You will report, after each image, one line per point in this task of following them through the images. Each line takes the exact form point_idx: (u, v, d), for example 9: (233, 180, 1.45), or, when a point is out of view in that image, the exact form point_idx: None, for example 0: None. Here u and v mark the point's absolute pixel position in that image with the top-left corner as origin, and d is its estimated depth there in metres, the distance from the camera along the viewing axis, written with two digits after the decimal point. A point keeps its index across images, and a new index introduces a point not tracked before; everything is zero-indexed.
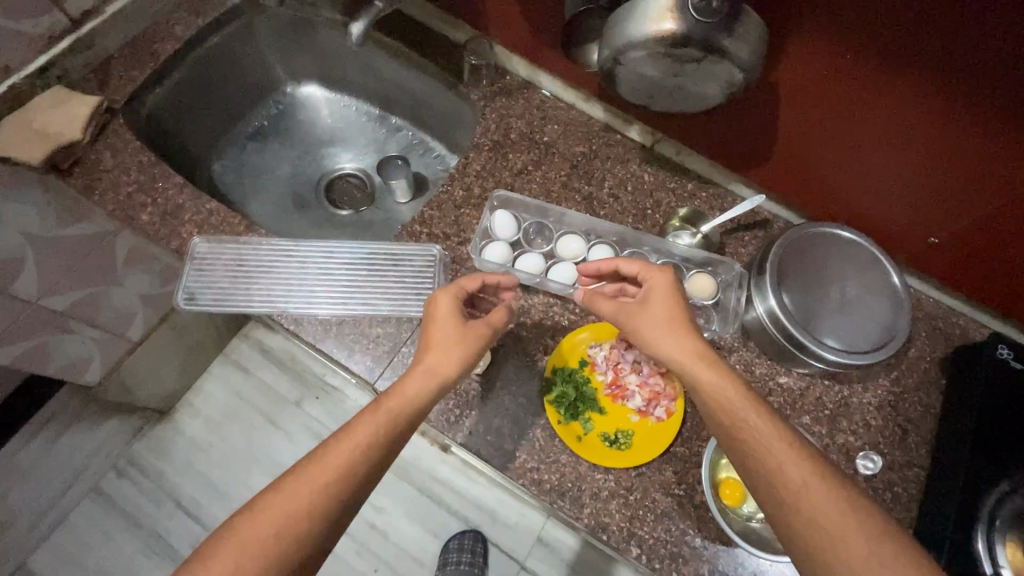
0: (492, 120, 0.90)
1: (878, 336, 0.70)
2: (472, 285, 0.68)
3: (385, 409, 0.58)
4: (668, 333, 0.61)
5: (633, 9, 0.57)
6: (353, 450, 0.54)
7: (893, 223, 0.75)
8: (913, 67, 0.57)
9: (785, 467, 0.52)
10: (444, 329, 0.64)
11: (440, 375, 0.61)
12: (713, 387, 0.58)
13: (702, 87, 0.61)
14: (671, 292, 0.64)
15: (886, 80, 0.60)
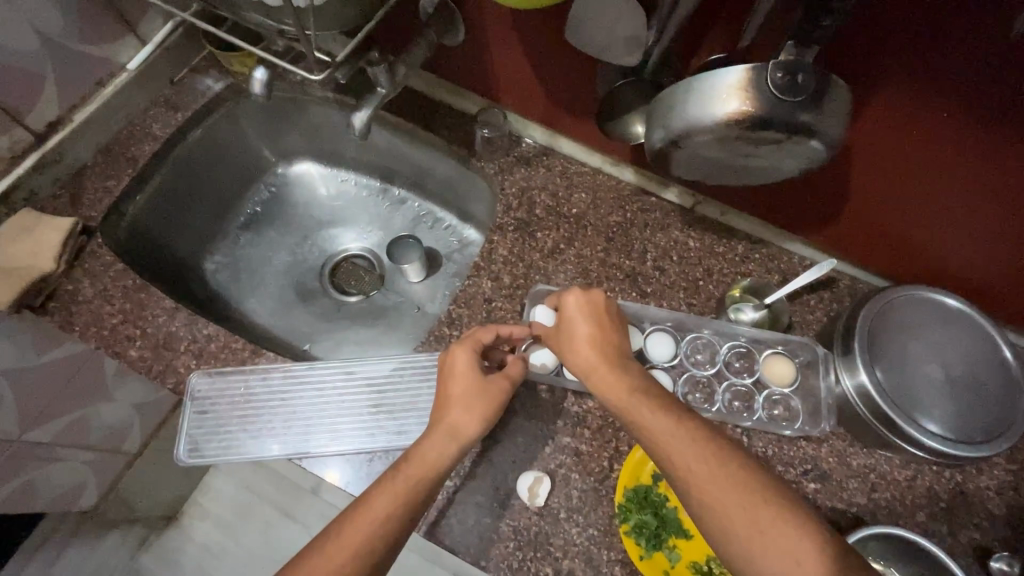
0: (513, 195, 0.82)
1: (991, 420, 0.61)
2: (485, 336, 0.62)
3: (405, 476, 0.52)
4: (586, 355, 0.57)
5: (696, 84, 0.48)
6: (373, 523, 0.48)
7: (990, 281, 0.66)
8: (1006, 122, 0.49)
9: (709, 487, 0.46)
10: (457, 382, 0.58)
11: (461, 436, 0.55)
12: (625, 405, 0.53)
13: (777, 163, 0.52)
14: (601, 315, 0.59)
15: (967, 135, 0.52)
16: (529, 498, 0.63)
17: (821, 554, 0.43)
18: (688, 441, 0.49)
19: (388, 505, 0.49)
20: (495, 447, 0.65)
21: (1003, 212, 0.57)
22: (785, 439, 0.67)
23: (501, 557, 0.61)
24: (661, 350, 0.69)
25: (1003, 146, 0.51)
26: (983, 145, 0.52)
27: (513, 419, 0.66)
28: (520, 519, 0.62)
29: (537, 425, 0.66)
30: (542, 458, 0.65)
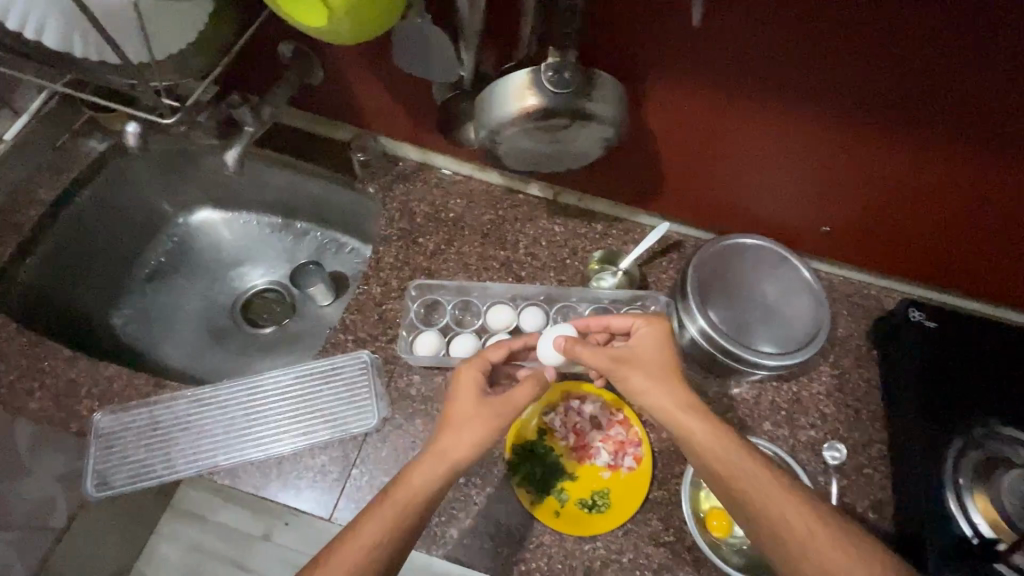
0: (395, 208, 0.90)
1: (805, 332, 0.74)
2: (496, 355, 0.67)
3: (394, 501, 0.56)
4: (662, 386, 0.61)
5: (493, 91, 0.58)
6: (357, 551, 0.54)
7: (790, 222, 0.80)
8: (767, 86, 0.62)
9: (770, 506, 0.56)
10: (465, 398, 0.62)
11: (450, 458, 0.58)
12: (690, 429, 0.59)
13: (581, 146, 0.63)
14: (661, 346, 0.64)
15: (742, 100, 0.65)
16: None
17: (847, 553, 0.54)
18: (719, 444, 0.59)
19: (377, 532, 0.55)
20: (396, 431, 0.72)
21: (793, 158, 0.70)
22: None
23: None
24: (533, 319, 0.78)
25: (771, 105, 0.64)
26: (765, 104, 0.64)
27: (410, 404, 0.73)
28: None
29: (434, 406, 0.73)
30: (439, 434, 0.72)
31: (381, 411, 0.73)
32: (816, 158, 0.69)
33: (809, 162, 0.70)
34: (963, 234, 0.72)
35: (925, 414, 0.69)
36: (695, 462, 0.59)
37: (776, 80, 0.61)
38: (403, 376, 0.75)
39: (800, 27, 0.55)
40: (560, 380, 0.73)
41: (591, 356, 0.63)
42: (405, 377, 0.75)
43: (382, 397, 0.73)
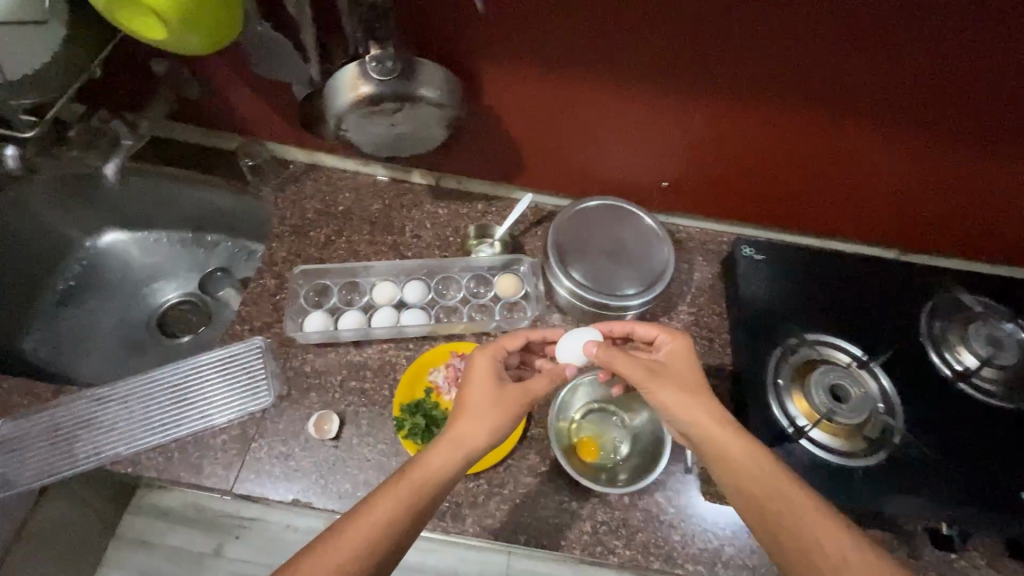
0: (287, 207, 0.96)
1: (656, 273, 0.83)
2: (514, 343, 0.73)
3: (410, 483, 0.58)
4: (696, 398, 0.64)
5: (331, 84, 0.66)
6: (370, 526, 0.55)
7: (636, 181, 0.90)
8: (581, 63, 0.71)
9: (792, 508, 0.56)
10: (478, 388, 0.66)
11: (467, 445, 0.62)
12: (717, 438, 0.61)
13: (424, 127, 0.72)
14: (682, 361, 0.68)
15: (563, 78, 0.73)
16: (320, 433, 0.75)
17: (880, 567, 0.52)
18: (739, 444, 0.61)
19: (389, 511, 0.56)
20: (293, 405, 0.78)
21: (629, 126, 0.80)
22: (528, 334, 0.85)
23: (307, 490, 0.72)
24: (414, 292, 0.86)
25: (589, 79, 0.73)
26: (592, 82, 0.73)
27: (306, 380, 0.80)
28: (319, 454, 0.74)
29: (327, 379, 0.80)
30: (333, 402, 0.78)
31: (277, 389, 0.79)
32: (647, 125, 0.79)
33: (642, 129, 0.80)
34: (778, 178, 0.85)
35: (747, 332, 0.80)
36: (712, 457, 0.61)
37: (595, 60, 0.70)
38: (298, 355, 0.81)
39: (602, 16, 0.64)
40: (444, 342, 0.83)
41: (620, 364, 0.67)
42: (300, 357, 0.81)
43: (277, 376, 0.80)
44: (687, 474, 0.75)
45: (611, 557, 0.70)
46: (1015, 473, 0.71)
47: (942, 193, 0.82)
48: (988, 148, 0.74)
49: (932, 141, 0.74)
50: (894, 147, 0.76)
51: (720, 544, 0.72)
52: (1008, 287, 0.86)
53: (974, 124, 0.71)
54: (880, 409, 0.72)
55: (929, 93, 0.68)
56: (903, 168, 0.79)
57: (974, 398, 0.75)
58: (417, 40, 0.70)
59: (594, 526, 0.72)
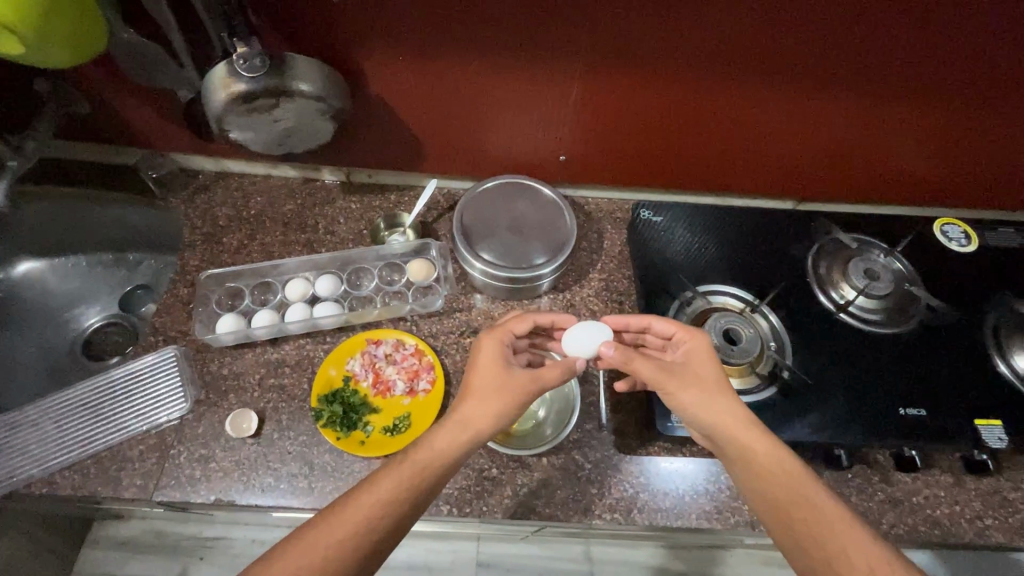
0: (198, 216, 0.95)
1: (561, 242, 0.86)
2: (519, 326, 0.73)
3: (413, 462, 0.59)
4: (722, 393, 0.63)
5: (206, 84, 0.67)
6: (374, 504, 0.55)
7: (536, 157, 0.93)
8: (457, 46, 0.73)
9: (804, 496, 0.56)
10: (484, 376, 0.66)
11: (472, 425, 0.62)
12: (739, 434, 0.60)
13: (307, 120, 0.73)
14: (698, 359, 0.66)
15: (443, 61, 0.75)
16: (237, 432, 0.75)
17: (885, 558, 0.52)
18: (767, 449, 0.59)
19: (392, 489, 0.56)
20: (211, 409, 0.78)
21: (521, 105, 0.83)
22: (445, 314, 0.87)
23: (230, 489, 0.73)
24: (325, 285, 0.87)
25: (470, 61, 0.75)
26: (476, 65, 0.76)
27: (224, 383, 0.80)
28: (240, 453, 0.75)
29: (245, 380, 0.80)
30: (252, 401, 0.79)
31: (194, 395, 0.79)
32: (537, 102, 0.82)
33: (534, 106, 0.83)
34: (671, 143, 0.89)
35: (645, 290, 0.84)
36: (732, 450, 0.60)
37: (473, 44, 0.73)
38: (215, 359, 0.82)
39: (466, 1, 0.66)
40: (360, 332, 0.84)
41: (640, 367, 0.65)
42: (216, 361, 0.82)
43: (194, 382, 0.80)
44: (601, 430, 0.79)
45: (531, 516, 0.73)
46: (895, 393, 0.77)
47: (819, 144, 0.88)
48: (850, 98, 0.79)
49: (800, 96, 0.79)
50: (768, 105, 0.81)
51: (636, 492, 0.75)
52: (888, 225, 0.92)
53: (833, 77, 0.76)
54: (772, 347, 0.78)
55: (786, 52, 0.72)
56: (780, 124, 0.84)
57: (855, 326, 0.82)
58: (288, 37, 0.72)
59: (514, 489, 0.74)
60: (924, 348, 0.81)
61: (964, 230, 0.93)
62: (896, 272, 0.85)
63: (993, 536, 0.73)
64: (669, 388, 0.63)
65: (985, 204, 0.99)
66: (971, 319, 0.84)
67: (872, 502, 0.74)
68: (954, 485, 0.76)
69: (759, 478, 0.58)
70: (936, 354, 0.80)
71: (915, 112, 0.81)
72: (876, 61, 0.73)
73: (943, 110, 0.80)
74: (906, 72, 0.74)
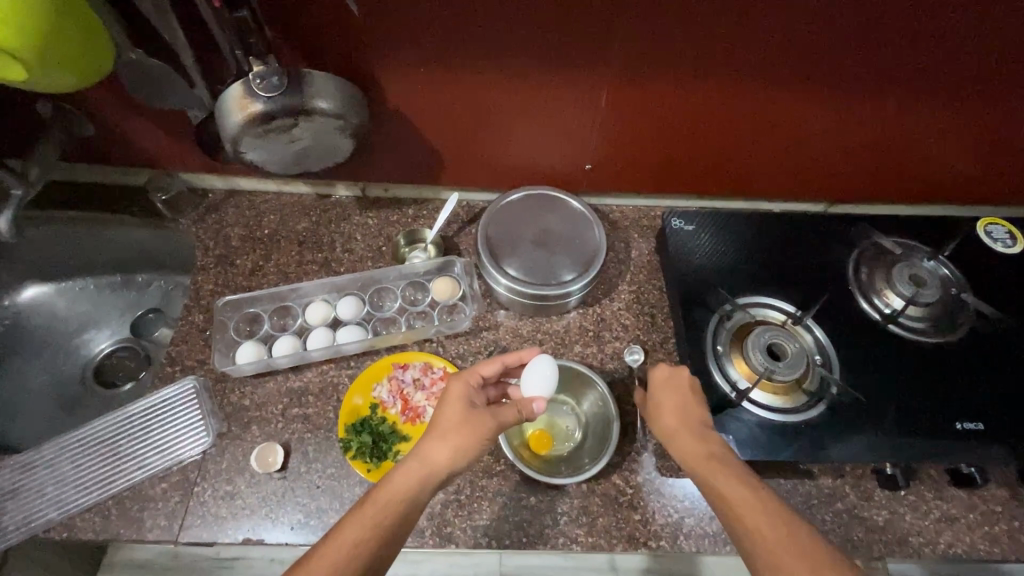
0: (209, 237, 0.92)
1: (590, 256, 0.82)
2: (488, 368, 0.70)
3: (373, 505, 0.55)
4: (682, 425, 0.63)
5: (219, 105, 0.63)
6: (337, 553, 0.51)
7: (559, 167, 0.90)
8: (478, 56, 0.69)
9: (769, 525, 0.51)
10: (450, 413, 0.63)
11: (431, 463, 0.58)
12: (700, 464, 0.58)
13: (327, 139, 0.70)
14: (674, 390, 0.66)
15: (464, 73, 0.72)
16: (263, 467, 0.72)
17: None
18: (727, 473, 0.56)
19: (355, 534, 0.53)
20: (234, 443, 0.75)
21: (543, 115, 0.79)
22: (471, 334, 0.84)
23: (257, 527, 0.69)
24: (347, 308, 0.84)
25: (489, 72, 0.72)
26: (498, 75, 0.72)
27: (246, 414, 0.77)
28: (266, 488, 0.72)
29: (268, 410, 0.77)
30: (276, 433, 0.76)
31: (215, 427, 0.76)
32: (561, 111, 0.79)
33: (558, 116, 0.80)
34: (700, 150, 0.86)
35: (684, 304, 0.80)
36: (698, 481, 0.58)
37: (497, 53, 0.69)
38: (235, 390, 0.78)
39: (492, 8, 0.63)
40: (385, 356, 0.81)
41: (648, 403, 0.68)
42: (236, 391, 0.78)
43: (215, 414, 0.77)
44: (641, 453, 0.76)
45: (573, 547, 0.70)
46: (948, 406, 0.74)
47: (855, 145, 0.84)
48: (889, 98, 0.75)
49: (837, 97, 0.76)
50: (803, 108, 0.77)
51: (681, 517, 0.72)
52: (928, 227, 0.89)
53: (871, 76, 0.72)
54: (817, 361, 0.75)
55: (826, 51, 0.68)
56: (806, 127, 0.81)
57: (903, 336, 0.78)
58: (307, 52, 0.68)
59: (554, 518, 0.71)
60: (974, 356, 0.77)
61: (1008, 230, 0.89)
62: (942, 278, 0.81)
63: None
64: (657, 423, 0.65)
65: None
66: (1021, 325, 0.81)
67: (927, 520, 0.71)
68: (1012, 499, 0.73)
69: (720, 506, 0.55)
70: (988, 363, 0.77)
71: (957, 109, 0.77)
72: (904, 60, 0.69)
73: (987, 106, 0.76)
74: (946, 68, 0.71)
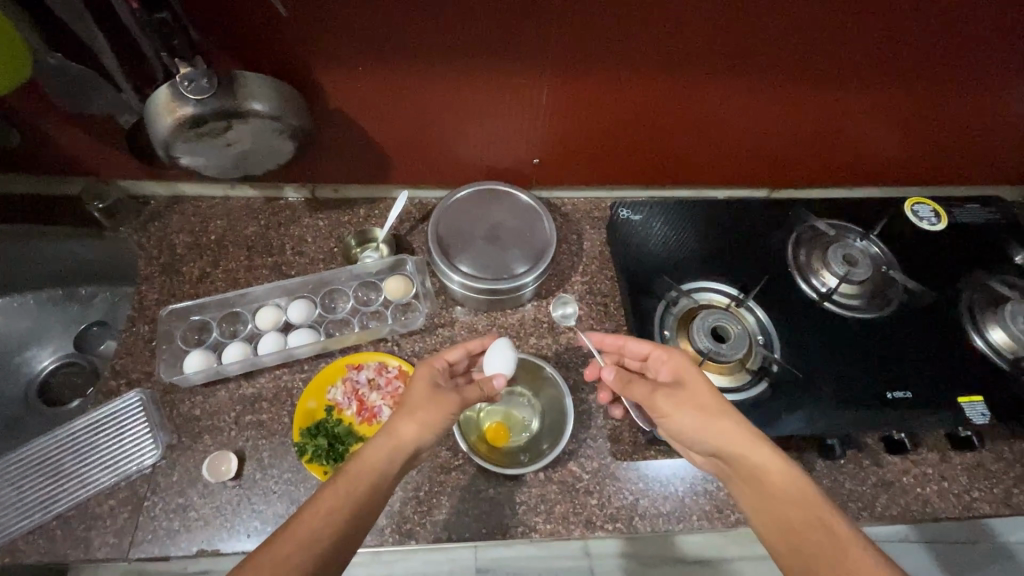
0: (153, 246, 0.89)
1: (541, 248, 0.84)
2: (454, 354, 0.73)
3: (348, 476, 0.58)
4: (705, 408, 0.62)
5: (147, 109, 0.61)
6: (319, 519, 0.54)
7: (508, 162, 0.91)
8: (416, 54, 0.69)
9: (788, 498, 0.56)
10: (415, 392, 0.65)
11: (401, 440, 0.61)
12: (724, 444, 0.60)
13: (265, 140, 0.69)
14: (690, 375, 0.66)
15: (403, 71, 0.72)
16: (216, 476, 0.71)
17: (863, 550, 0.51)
18: (762, 456, 0.59)
19: (334, 503, 0.55)
20: (185, 454, 0.73)
21: (486, 111, 0.80)
22: (426, 331, 0.84)
23: (213, 537, 0.68)
24: (298, 311, 0.83)
25: (429, 69, 0.72)
26: (438, 72, 0.72)
27: (197, 425, 0.75)
28: (220, 498, 0.71)
29: (220, 419, 0.76)
30: (229, 441, 0.75)
31: (164, 440, 0.74)
32: (505, 106, 0.79)
33: (503, 111, 0.80)
34: (645, 141, 0.88)
35: (632, 292, 0.83)
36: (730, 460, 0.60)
37: (435, 50, 0.69)
38: (185, 401, 0.77)
39: (425, 6, 0.63)
40: (339, 358, 0.81)
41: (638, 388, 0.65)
42: (186, 402, 0.77)
43: (164, 426, 0.75)
44: (596, 439, 0.78)
45: (533, 535, 0.71)
46: (881, 378, 0.78)
47: (791, 131, 0.88)
48: (817, 86, 0.79)
49: (769, 86, 0.78)
50: (738, 96, 0.80)
51: (636, 499, 0.74)
52: (860, 209, 0.94)
53: (798, 65, 0.75)
54: (759, 341, 0.79)
55: (753, 42, 0.71)
56: (742, 115, 0.84)
57: (838, 314, 0.82)
58: (238, 52, 0.67)
59: (513, 508, 0.72)
60: (904, 329, 0.82)
61: (933, 208, 0.94)
62: (872, 257, 0.86)
63: (981, 508, 0.75)
64: (659, 406, 0.64)
65: (951, 180, 1.01)
66: (946, 297, 0.86)
67: (865, 486, 0.75)
68: (941, 461, 0.78)
69: (772, 499, 0.56)
70: (916, 335, 0.82)
71: (880, 94, 0.81)
72: (827, 49, 0.73)
73: (907, 90, 0.80)
74: (866, 57, 0.74)
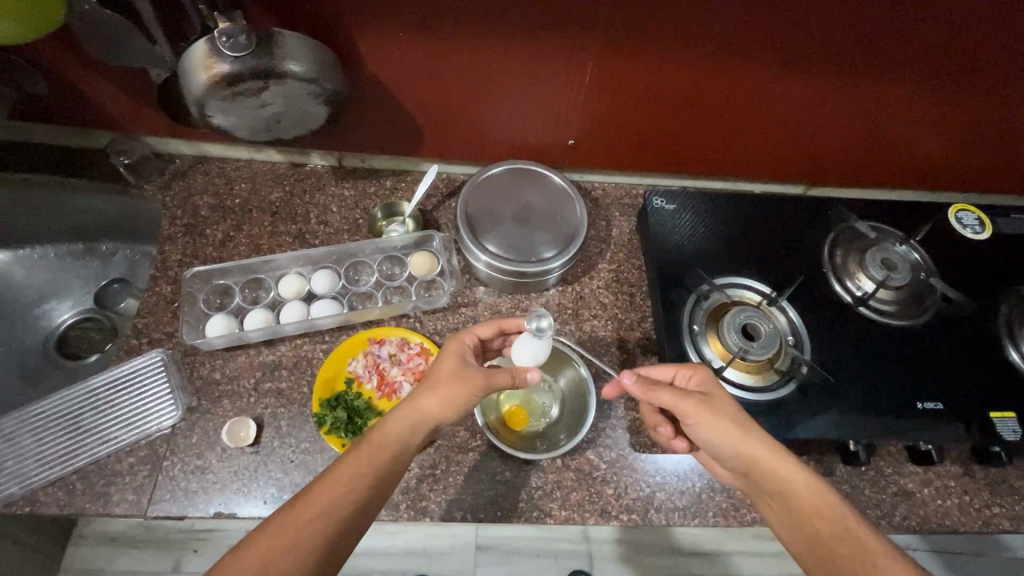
0: (177, 205, 0.88)
1: (570, 233, 0.81)
2: (485, 331, 0.71)
3: (371, 443, 0.58)
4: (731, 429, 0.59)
5: (183, 64, 0.60)
6: (341, 485, 0.54)
7: (540, 142, 0.88)
8: (460, 23, 0.67)
9: (817, 509, 0.56)
10: (445, 363, 0.64)
11: (427, 415, 0.60)
12: (755, 456, 0.58)
13: (300, 104, 0.67)
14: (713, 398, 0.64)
15: (445, 39, 0.69)
16: (234, 441, 0.71)
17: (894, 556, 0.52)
18: (794, 469, 0.58)
19: (357, 471, 0.55)
20: (204, 417, 0.73)
21: (526, 88, 0.77)
22: (449, 309, 0.83)
23: (227, 501, 0.69)
24: (322, 281, 0.82)
25: (472, 41, 0.69)
26: (478, 42, 0.69)
27: (217, 388, 0.75)
28: (238, 463, 0.71)
29: (240, 384, 0.76)
30: (248, 408, 0.74)
31: (183, 402, 0.74)
32: (545, 83, 0.76)
33: (541, 88, 0.77)
34: (686, 128, 0.85)
35: (662, 283, 0.81)
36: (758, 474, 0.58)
37: (480, 20, 0.66)
38: (206, 363, 0.77)
39: None
40: (362, 330, 0.80)
41: (663, 398, 0.61)
42: (207, 365, 0.76)
43: (184, 388, 0.75)
44: (616, 429, 0.77)
45: (548, 520, 0.71)
46: (912, 387, 0.76)
47: (838, 127, 0.84)
48: (873, 81, 0.75)
49: (821, 79, 0.75)
50: (789, 87, 0.77)
51: (652, 491, 0.74)
52: (900, 213, 0.91)
53: (858, 59, 0.72)
54: (790, 342, 0.77)
55: (816, 31, 0.68)
56: (789, 107, 0.80)
57: (871, 319, 0.81)
58: (275, 8, 0.64)
59: (528, 493, 0.72)
60: (937, 339, 0.80)
61: (977, 217, 0.92)
62: (913, 262, 0.83)
63: (1001, 524, 0.74)
64: (689, 416, 0.60)
65: (997, 188, 0.97)
66: (983, 309, 0.83)
67: (885, 494, 0.74)
68: (964, 475, 0.76)
69: (796, 514, 0.56)
70: (949, 346, 0.80)
71: (939, 95, 0.78)
72: (890, 43, 0.69)
73: (968, 90, 0.76)
74: (932, 55, 0.71)
